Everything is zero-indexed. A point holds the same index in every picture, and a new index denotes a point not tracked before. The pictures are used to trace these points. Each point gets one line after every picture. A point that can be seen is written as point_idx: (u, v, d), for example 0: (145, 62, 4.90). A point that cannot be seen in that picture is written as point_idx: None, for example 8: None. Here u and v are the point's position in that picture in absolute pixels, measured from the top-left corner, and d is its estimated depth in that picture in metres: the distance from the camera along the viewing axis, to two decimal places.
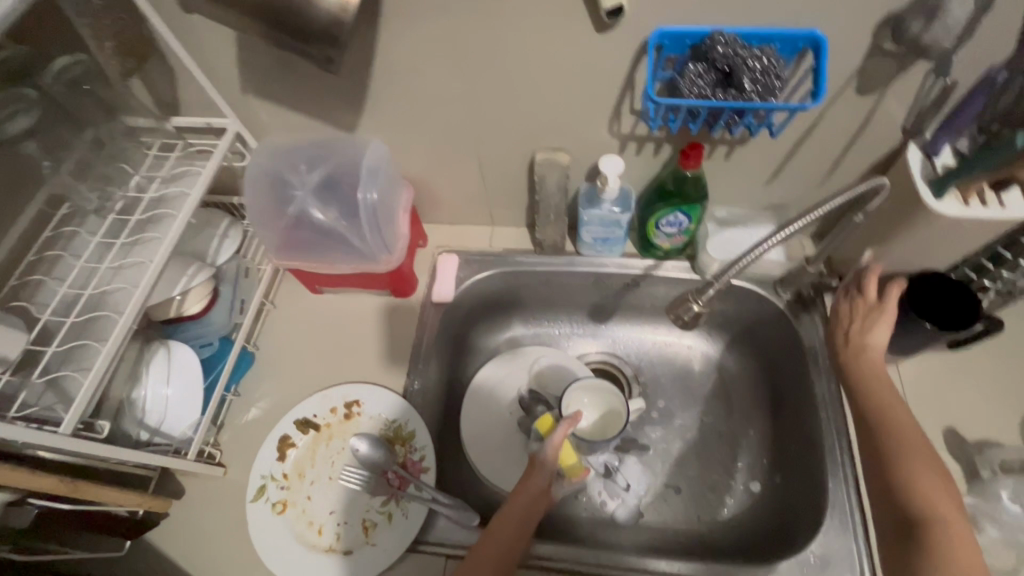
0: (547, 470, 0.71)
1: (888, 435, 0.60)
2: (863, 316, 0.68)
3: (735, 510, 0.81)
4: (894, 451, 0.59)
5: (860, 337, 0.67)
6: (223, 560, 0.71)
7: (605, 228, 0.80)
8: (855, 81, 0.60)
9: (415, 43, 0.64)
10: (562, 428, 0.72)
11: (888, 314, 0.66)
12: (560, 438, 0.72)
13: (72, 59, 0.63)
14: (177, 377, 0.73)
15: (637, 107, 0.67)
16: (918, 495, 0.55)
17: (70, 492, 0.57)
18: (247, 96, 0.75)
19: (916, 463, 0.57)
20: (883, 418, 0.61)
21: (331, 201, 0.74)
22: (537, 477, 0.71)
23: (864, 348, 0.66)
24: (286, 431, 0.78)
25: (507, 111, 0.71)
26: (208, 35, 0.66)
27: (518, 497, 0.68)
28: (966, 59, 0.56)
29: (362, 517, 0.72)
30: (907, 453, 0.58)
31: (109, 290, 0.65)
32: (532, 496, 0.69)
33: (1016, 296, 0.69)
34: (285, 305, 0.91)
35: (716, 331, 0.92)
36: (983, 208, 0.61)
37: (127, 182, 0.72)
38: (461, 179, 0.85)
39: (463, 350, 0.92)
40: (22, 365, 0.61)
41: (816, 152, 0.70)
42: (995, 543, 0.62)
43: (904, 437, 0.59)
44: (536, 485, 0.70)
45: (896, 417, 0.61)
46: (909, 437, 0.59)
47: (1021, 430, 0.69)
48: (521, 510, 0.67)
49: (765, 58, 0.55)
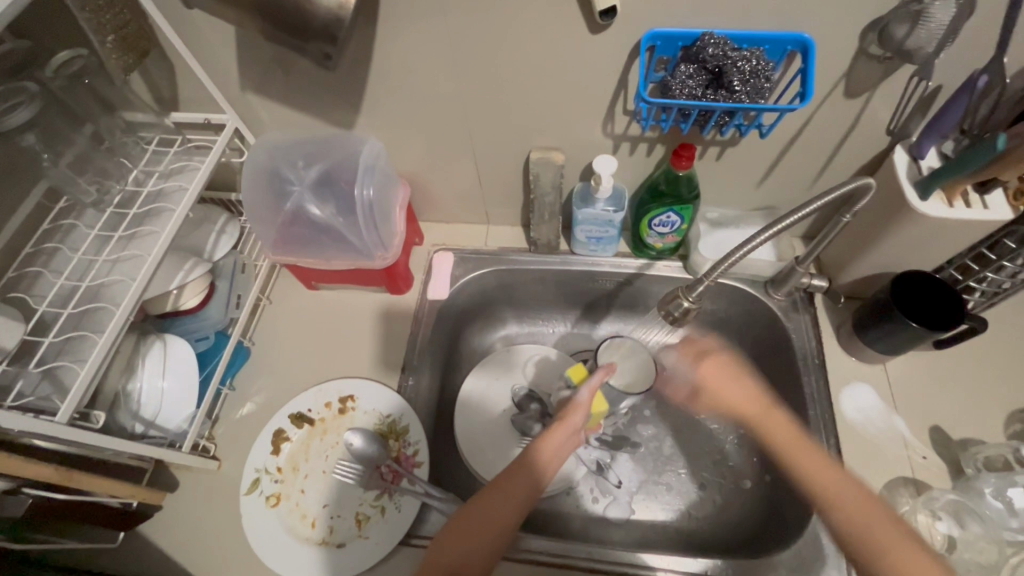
0: (580, 415, 0.69)
1: (854, 523, 0.58)
2: (725, 377, 0.73)
3: (726, 508, 0.82)
4: (851, 533, 0.58)
5: (745, 396, 0.71)
6: (215, 553, 0.71)
7: (599, 227, 0.81)
8: (843, 84, 0.61)
9: (412, 42, 0.65)
10: (599, 373, 0.72)
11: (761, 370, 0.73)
12: (597, 382, 0.71)
13: (72, 53, 0.64)
14: (172, 370, 0.74)
15: (630, 107, 0.68)
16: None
17: (64, 481, 0.58)
18: (246, 93, 0.76)
19: (885, 544, 0.56)
20: (823, 495, 0.61)
21: (328, 196, 0.75)
22: (574, 416, 0.69)
23: (771, 426, 0.68)
24: (280, 426, 0.79)
25: (502, 110, 0.72)
26: (207, 32, 0.66)
27: (547, 439, 0.67)
28: (949, 63, 0.57)
29: (355, 511, 0.73)
30: (873, 532, 0.57)
31: (105, 283, 0.66)
32: (563, 438, 0.67)
33: (1001, 296, 0.70)
34: (282, 301, 0.92)
35: (708, 330, 0.93)
36: (966, 209, 0.62)
37: (126, 176, 0.73)
38: (457, 178, 0.86)
39: (457, 347, 0.93)
40: (18, 356, 0.62)
41: (805, 154, 0.71)
42: (979, 539, 0.63)
43: (854, 514, 0.58)
44: (566, 433, 0.68)
45: (833, 491, 0.60)
46: (858, 511, 0.58)
47: (1006, 429, 0.70)
48: (504, 495, 0.60)
49: (754, 60, 0.56)
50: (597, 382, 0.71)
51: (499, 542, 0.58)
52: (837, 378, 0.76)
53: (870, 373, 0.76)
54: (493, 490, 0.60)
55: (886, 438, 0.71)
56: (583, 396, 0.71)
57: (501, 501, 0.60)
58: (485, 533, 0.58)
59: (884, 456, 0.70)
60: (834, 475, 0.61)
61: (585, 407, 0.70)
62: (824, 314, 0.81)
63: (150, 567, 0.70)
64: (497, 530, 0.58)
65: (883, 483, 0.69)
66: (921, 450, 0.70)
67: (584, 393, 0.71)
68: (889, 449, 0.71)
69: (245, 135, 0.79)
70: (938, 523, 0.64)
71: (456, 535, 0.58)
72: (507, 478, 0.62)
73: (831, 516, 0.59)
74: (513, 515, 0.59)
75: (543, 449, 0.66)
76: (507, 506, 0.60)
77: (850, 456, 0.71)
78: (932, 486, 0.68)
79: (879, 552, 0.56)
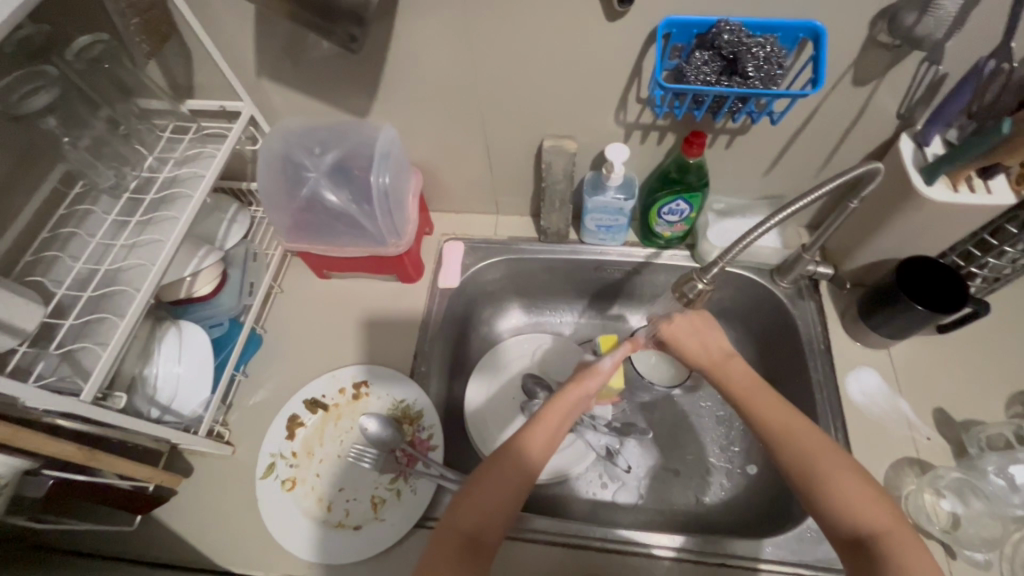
0: (601, 379, 0.72)
1: (810, 470, 0.56)
2: (693, 334, 0.70)
3: (732, 491, 0.84)
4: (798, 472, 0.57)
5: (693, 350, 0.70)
6: (230, 537, 0.72)
7: (609, 216, 0.82)
8: (852, 72, 0.63)
9: (430, 29, 0.66)
10: (624, 347, 0.76)
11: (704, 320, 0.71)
12: (622, 354, 0.76)
13: (92, 39, 0.65)
14: (188, 354, 0.74)
15: (643, 95, 0.69)
16: (853, 515, 0.53)
17: (86, 461, 0.58)
18: (262, 81, 0.76)
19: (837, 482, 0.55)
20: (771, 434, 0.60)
21: (343, 183, 0.76)
22: (590, 381, 0.71)
23: (730, 370, 0.66)
24: (294, 411, 0.79)
25: (516, 98, 0.73)
26: (226, 18, 0.67)
27: (559, 403, 0.68)
28: (955, 51, 0.59)
29: (370, 494, 0.73)
30: (814, 465, 0.56)
31: (123, 267, 0.66)
32: (577, 399, 0.69)
33: (1002, 281, 0.72)
34: (292, 290, 0.92)
35: (714, 318, 0.94)
36: (970, 193, 0.64)
37: (141, 163, 0.73)
38: (469, 167, 0.87)
39: (467, 335, 0.94)
40: (36, 339, 0.62)
41: (812, 143, 0.73)
42: (982, 515, 0.64)
43: (810, 458, 0.57)
44: (585, 390, 0.70)
45: (791, 433, 0.59)
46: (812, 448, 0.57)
47: (1006, 411, 0.72)
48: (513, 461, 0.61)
49: (767, 46, 0.58)
50: (623, 353, 0.76)
51: (510, 507, 0.59)
52: (842, 364, 0.78)
53: (874, 358, 0.78)
54: (497, 463, 0.60)
55: (890, 420, 0.73)
56: (606, 364, 0.74)
57: (512, 466, 0.60)
58: (494, 503, 0.58)
59: (889, 437, 0.72)
60: (790, 417, 0.60)
61: (603, 373, 0.72)
62: (829, 300, 0.83)
63: (166, 551, 0.71)
64: (505, 500, 0.59)
65: (890, 464, 0.70)
66: (925, 431, 0.72)
67: (607, 361, 0.74)
68: (895, 430, 0.72)
69: (261, 124, 0.80)
70: (942, 501, 0.66)
71: (467, 505, 0.58)
72: (517, 447, 0.62)
73: (781, 452, 0.58)
74: (517, 487, 0.59)
75: (542, 424, 0.65)
76: (512, 475, 0.60)
77: (857, 438, 0.72)
78: (936, 466, 0.70)
79: (820, 489, 0.55)
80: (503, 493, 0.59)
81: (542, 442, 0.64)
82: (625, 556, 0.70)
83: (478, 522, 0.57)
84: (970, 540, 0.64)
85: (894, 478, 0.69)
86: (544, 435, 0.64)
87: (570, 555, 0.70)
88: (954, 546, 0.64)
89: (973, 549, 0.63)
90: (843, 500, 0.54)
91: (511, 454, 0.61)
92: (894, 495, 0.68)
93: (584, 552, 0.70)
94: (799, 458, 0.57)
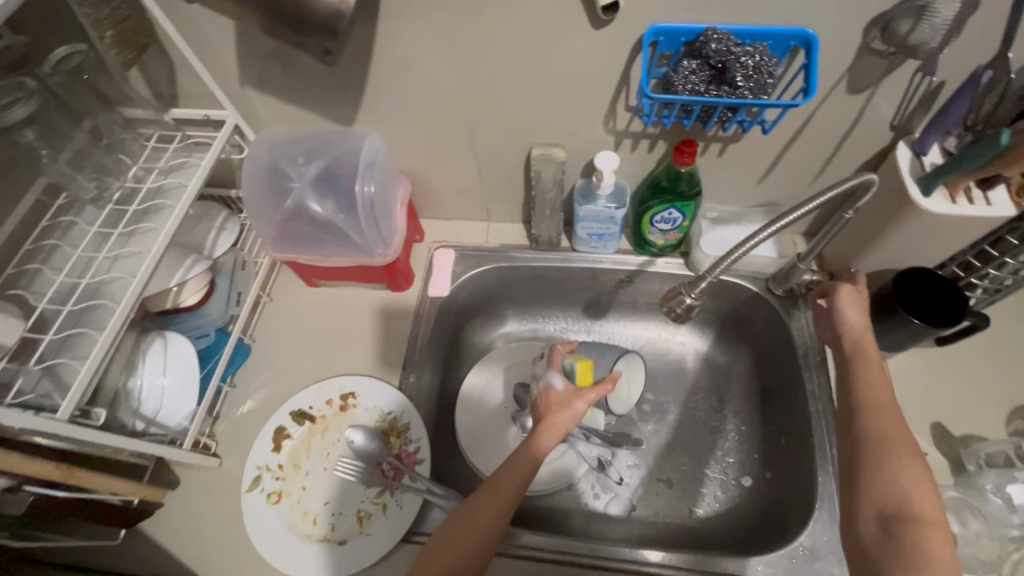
0: (575, 417, 0.64)
1: (878, 434, 0.56)
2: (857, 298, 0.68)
3: (728, 504, 0.82)
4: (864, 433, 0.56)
5: (856, 322, 0.66)
6: (216, 550, 0.71)
7: (600, 224, 0.81)
8: (846, 80, 0.61)
9: (412, 38, 0.64)
10: (602, 385, 0.65)
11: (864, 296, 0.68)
12: (596, 395, 0.65)
13: (71, 49, 0.64)
14: (173, 366, 0.73)
15: (632, 103, 0.68)
16: (900, 487, 0.52)
17: (65, 479, 0.58)
18: (246, 90, 0.75)
19: (893, 457, 0.54)
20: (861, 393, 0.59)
21: (328, 193, 0.75)
22: (563, 419, 0.63)
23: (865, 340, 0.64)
24: (281, 423, 0.78)
25: (503, 107, 0.72)
26: (207, 28, 0.66)
27: (534, 438, 0.62)
28: (953, 59, 0.57)
29: (356, 508, 0.73)
30: (883, 431, 0.56)
31: (105, 279, 0.66)
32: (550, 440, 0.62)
33: (1003, 293, 0.70)
34: (282, 298, 0.91)
35: (710, 327, 0.93)
36: (970, 206, 0.62)
37: (125, 173, 0.73)
38: (458, 175, 0.86)
39: (458, 344, 0.93)
40: (17, 354, 0.62)
41: (807, 151, 0.71)
42: (979, 536, 0.62)
43: (886, 427, 0.56)
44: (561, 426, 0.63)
45: (872, 394, 0.59)
46: (886, 411, 0.57)
47: (1007, 425, 0.70)
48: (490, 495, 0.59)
49: (757, 55, 0.56)
50: (597, 394, 0.65)
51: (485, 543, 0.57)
52: None
53: None
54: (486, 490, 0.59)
55: None
56: (580, 407, 0.64)
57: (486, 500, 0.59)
58: (477, 532, 0.57)
59: None
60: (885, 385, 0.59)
61: (576, 406, 0.64)
62: None
63: (152, 564, 0.71)
64: (482, 533, 0.57)
65: None
66: (923, 447, 0.70)
67: (581, 404, 0.65)
68: None
69: (246, 132, 0.79)
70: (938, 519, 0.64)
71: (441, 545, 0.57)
72: (492, 479, 0.60)
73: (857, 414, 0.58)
74: (504, 518, 0.58)
75: (531, 445, 0.62)
76: (495, 504, 0.58)
77: None
78: (933, 482, 0.68)
79: (879, 460, 0.54)
80: (474, 534, 0.57)
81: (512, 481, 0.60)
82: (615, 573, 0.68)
83: (464, 555, 0.56)
84: (968, 562, 0.62)
85: None
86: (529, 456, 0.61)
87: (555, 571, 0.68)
88: None
89: (970, 571, 0.62)
90: (896, 474, 0.53)
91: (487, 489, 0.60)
92: None
93: (569, 569, 0.69)
94: (877, 421, 0.56)
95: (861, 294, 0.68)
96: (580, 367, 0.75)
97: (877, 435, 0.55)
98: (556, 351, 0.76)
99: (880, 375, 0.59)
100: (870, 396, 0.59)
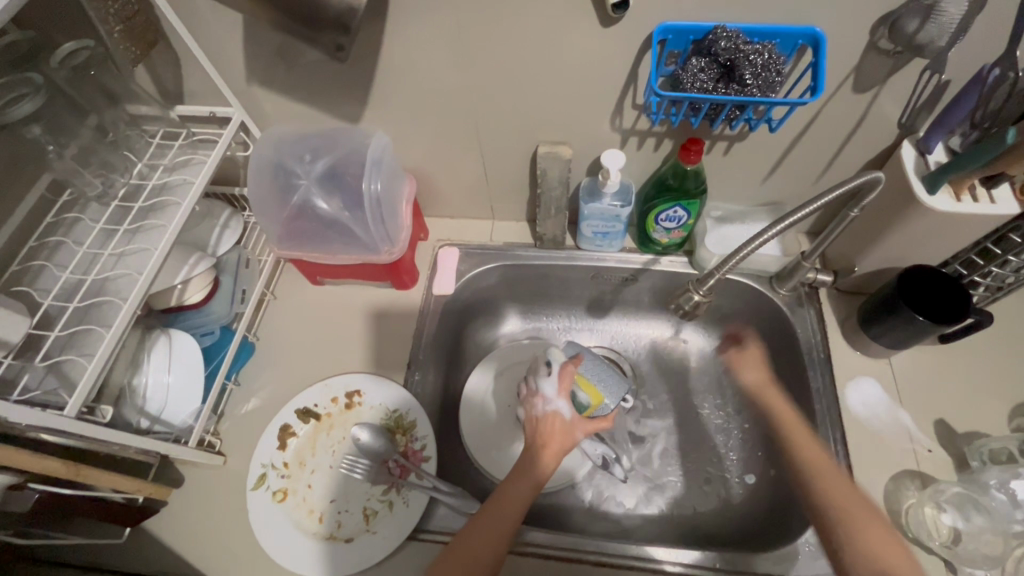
0: (568, 443, 0.71)
1: (831, 499, 0.61)
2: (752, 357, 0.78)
3: (732, 502, 0.82)
4: (823, 497, 0.62)
5: (758, 380, 0.76)
6: (220, 548, 0.71)
7: (605, 222, 0.81)
8: (852, 78, 0.61)
9: (420, 36, 0.65)
10: (603, 421, 0.74)
11: (751, 353, 0.79)
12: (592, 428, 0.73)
13: (78, 45, 0.63)
14: (178, 364, 0.73)
15: (639, 101, 0.68)
16: (873, 553, 0.57)
17: (72, 476, 0.57)
18: (252, 86, 0.75)
19: (859, 524, 0.59)
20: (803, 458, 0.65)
21: (335, 191, 0.75)
22: (557, 443, 0.70)
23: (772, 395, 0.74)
24: (286, 421, 0.78)
25: (510, 104, 0.72)
26: (215, 24, 0.66)
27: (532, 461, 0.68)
28: (959, 58, 0.57)
29: (362, 506, 0.73)
30: (830, 494, 0.62)
31: (111, 276, 0.65)
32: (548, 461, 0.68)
33: (1005, 291, 0.71)
34: (286, 296, 0.91)
35: (713, 325, 0.93)
36: (973, 204, 0.62)
37: (130, 169, 0.72)
38: (464, 173, 0.86)
39: (462, 343, 0.93)
40: (22, 351, 0.61)
41: (812, 150, 0.71)
42: (983, 531, 0.63)
43: (834, 490, 0.62)
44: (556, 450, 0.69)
45: (809, 457, 0.65)
46: (823, 470, 0.63)
47: (1009, 422, 0.71)
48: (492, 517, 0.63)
49: (765, 53, 0.56)
50: (593, 427, 0.73)
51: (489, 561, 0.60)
52: (842, 373, 0.77)
53: (875, 367, 0.77)
54: (489, 513, 0.63)
55: (891, 431, 0.72)
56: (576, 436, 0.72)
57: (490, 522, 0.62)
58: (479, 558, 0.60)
59: (889, 450, 0.71)
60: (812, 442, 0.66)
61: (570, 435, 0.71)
62: (830, 308, 0.82)
63: (155, 563, 0.70)
64: (486, 552, 0.60)
65: (889, 477, 0.69)
66: (926, 444, 0.71)
67: (579, 433, 0.72)
68: (895, 442, 0.71)
69: (251, 129, 0.79)
70: (942, 515, 0.65)
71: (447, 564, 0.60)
72: (493, 503, 0.64)
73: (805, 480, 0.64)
74: (506, 537, 0.62)
75: (530, 467, 0.67)
76: (499, 528, 0.62)
77: (856, 450, 0.71)
78: (937, 479, 0.68)
79: (842, 525, 0.59)
80: (479, 553, 0.60)
81: (512, 503, 0.64)
82: (622, 570, 0.68)
83: None
84: (972, 557, 0.62)
85: (893, 491, 0.68)
86: (531, 480, 0.66)
87: (563, 569, 0.68)
88: (955, 562, 0.63)
89: (974, 566, 0.62)
90: (866, 536, 0.58)
91: (488, 511, 0.64)
92: (893, 509, 0.67)
93: (577, 566, 0.69)
94: (827, 483, 0.62)
95: (745, 353, 0.79)
96: (593, 396, 0.78)
97: (835, 503, 0.61)
98: (570, 372, 0.77)
99: (807, 437, 0.67)
100: (808, 458, 0.65)
